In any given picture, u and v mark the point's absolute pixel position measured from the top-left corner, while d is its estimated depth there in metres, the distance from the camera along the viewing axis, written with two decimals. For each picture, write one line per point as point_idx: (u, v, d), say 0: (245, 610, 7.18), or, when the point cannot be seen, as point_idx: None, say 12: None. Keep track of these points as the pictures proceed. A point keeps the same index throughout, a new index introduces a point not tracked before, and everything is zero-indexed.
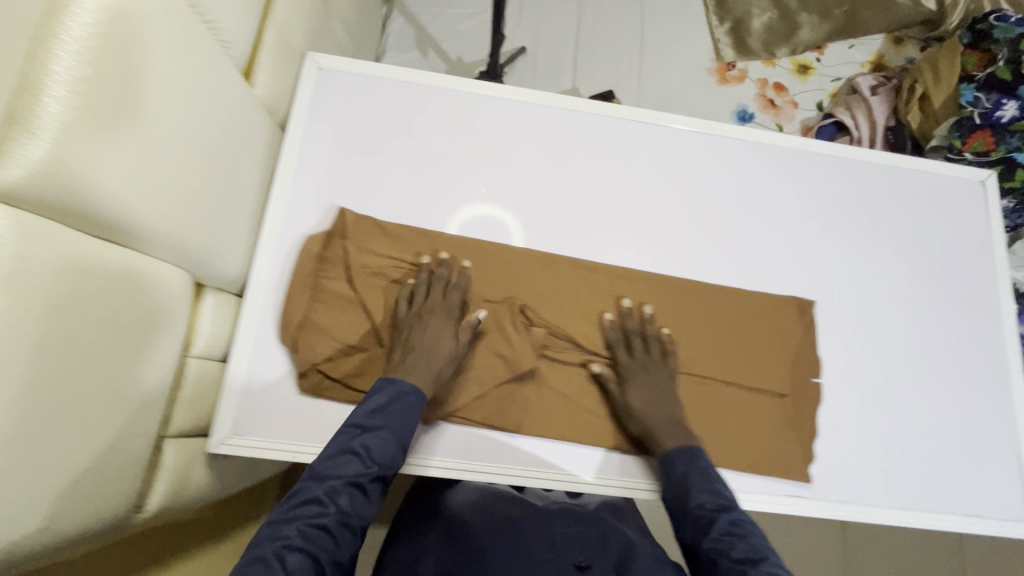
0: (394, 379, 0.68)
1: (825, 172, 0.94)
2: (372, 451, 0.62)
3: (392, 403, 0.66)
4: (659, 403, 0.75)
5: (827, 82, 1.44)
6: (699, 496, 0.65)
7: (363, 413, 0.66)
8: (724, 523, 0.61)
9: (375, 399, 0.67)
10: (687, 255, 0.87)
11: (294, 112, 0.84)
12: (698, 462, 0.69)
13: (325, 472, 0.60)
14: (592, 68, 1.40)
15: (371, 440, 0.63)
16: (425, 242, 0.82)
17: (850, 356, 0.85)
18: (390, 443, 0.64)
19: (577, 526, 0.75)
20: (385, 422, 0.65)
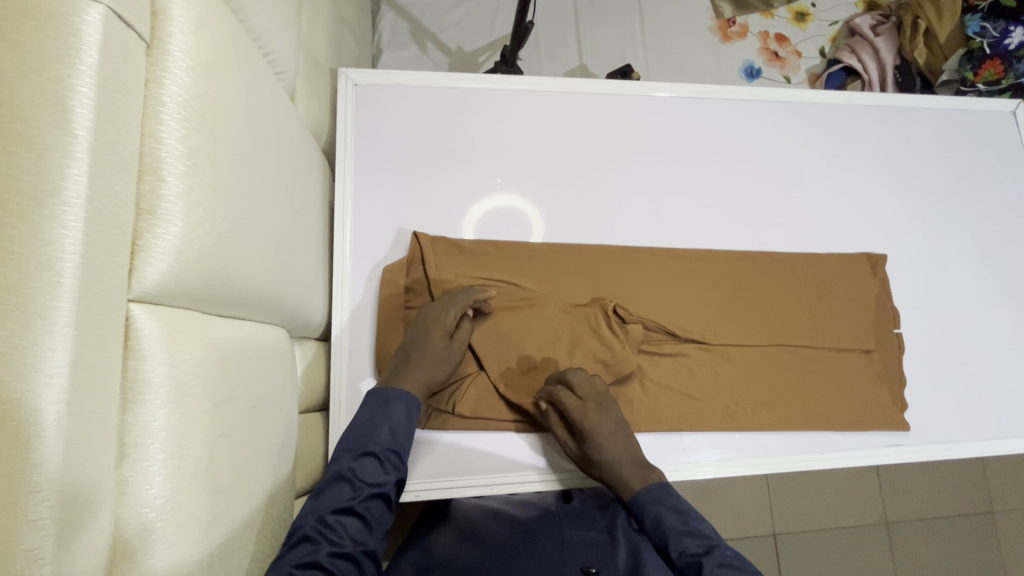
0: (380, 390, 0.69)
1: (870, 124, 0.94)
2: (360, 474, 0.63)
3: (378, 420, 0.67)
4: None
5: (826, 28, 1.44)
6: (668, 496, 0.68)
7: (349, 437, 0.66)
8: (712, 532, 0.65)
9: (359, 419, 0.67)
10: (756, 227, 0.87)
11: (340, 137, 0.78)
12: (668, 501, 0.67)
13: (319, 505, 0.61)
14: (596, 42, 1.36)
15: (361, 463, 0.64)
16: (505, 256, 0.80)
17: (923, 302, 0.88)
18: (376, 463, 0.64)
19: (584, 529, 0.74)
20: (369, 441, 0.65)
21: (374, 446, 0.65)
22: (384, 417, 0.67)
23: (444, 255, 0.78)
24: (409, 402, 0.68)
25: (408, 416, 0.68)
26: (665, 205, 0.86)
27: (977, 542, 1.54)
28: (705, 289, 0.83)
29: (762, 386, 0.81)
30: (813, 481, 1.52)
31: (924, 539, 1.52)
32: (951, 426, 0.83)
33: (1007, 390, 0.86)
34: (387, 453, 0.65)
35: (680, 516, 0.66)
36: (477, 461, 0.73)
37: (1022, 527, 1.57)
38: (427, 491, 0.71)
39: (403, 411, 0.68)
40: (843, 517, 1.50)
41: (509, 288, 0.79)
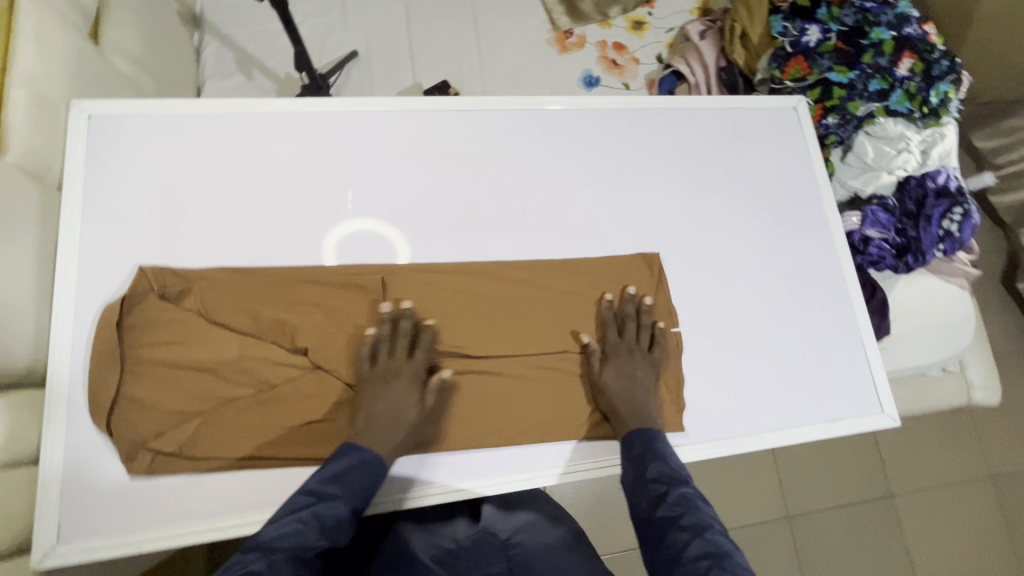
0: (354, 448, 0.64)
1: (654, 125, 0.94)
2: (326, 523, 0.57)
3: (352, 475, 0.62)
4: (635, 387, 0.77)
5: (662, 35, 1.49)
6: (657, 470, 0.65)
7: (318, 480, 0.60)
8: (692, 510, 0.59)
9: (330, 466, 0.62)
10: (531, 233, 0.85)
11: (68, 172, 0.75)
12: (669, 461, 0.66)
13: (273, 541, 0.53)
14: (430, 59, 1.36)
15: (324, 511, 0.57)
16: (252, 285, 0.75)
17: (703, 297, 0.88)
18: (341, 519, 0.58)
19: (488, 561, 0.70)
20: (341, 495, 0.60)
21: (348, 500, 0.60)
22: (356, 475, 0.62)
23: (180, 285, 0.73)
24: (379, 467, 0.64)
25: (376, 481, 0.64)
26: (433, 218, 0.83)
27: (875, 527, 1.51)
28: (475, 303, 0.81)
29: (528, 400, 0.79)
30: (706, 472, 1.45)
31: (825, 531, 1.50)
32: (734, 420, 0.83)
33: (791, 378, 0.87)
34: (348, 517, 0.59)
35: (669, 483, 0.63)
36: (221, 501, 0.69)
37: (920, 509, 1.55)
38: (148, 544, 0.66)
39: (370, 473, 0.63)
40: (744, 516, 1.47)
41: (279, 331, 0.74)
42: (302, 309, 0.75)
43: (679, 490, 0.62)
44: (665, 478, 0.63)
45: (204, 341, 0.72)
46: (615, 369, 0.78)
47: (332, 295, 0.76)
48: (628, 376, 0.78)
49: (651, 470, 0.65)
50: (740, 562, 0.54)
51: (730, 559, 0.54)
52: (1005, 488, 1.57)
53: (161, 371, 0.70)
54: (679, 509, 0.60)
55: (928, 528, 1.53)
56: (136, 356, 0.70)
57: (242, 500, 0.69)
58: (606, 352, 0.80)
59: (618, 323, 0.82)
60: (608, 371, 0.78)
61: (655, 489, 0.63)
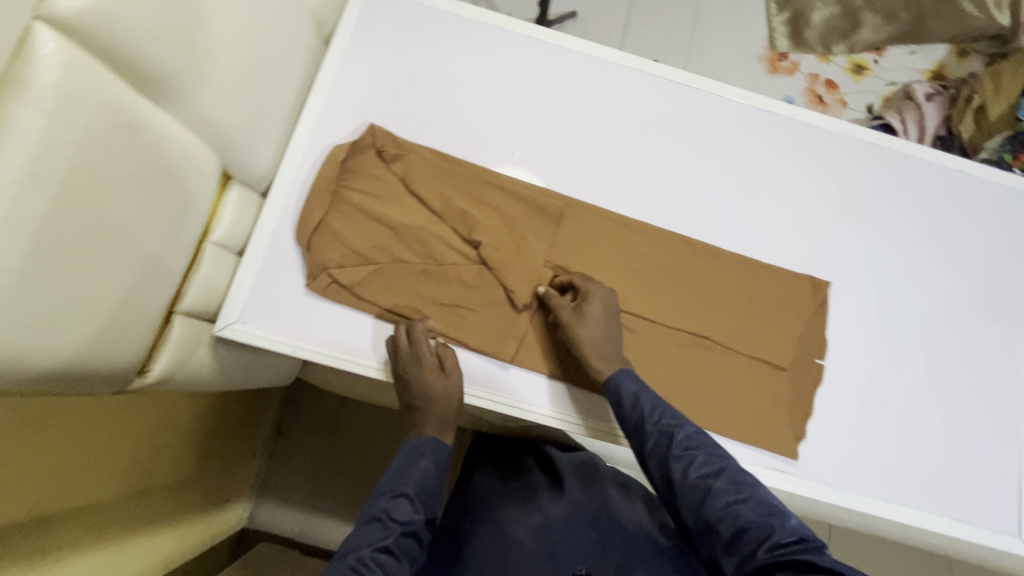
0: (409, 441, 0.76)
1: (865, 160, 0.90)
2: (392, 512, 0.68)
3: (409, 467, 0.73)
4: (605, 333, 0.74)
5: (881, 86, 1.41)
6: (657, 425, 0.69)
7: (384, 481, 0.72)
8: (684, 440, 0.67)
9: (393, 464, 0.74)
10: (705, 219, 0.86)
11: (340, 29, 0.85)
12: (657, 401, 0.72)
13: (354, 546, 0.65)
14: (640, 42, 1.39)
15: (394, 503, 0.69)
16: (451, 172, 0.82)
17: (858, 343, 0.84)
18: (408, 503, 0.69)
19: (581, 533, 0.80)
20: (402, 484, 0.71)
21: (406, 488, 0.70)
22: (413, 464, 0.73)
23: (397, 151, 0.81)
24: (434, 447, 0.75)
25: (437, 461, 0.75)
26: (620, 175, 0.86)
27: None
28: (635, 262, 0.82)
29: (654, 369, 0.80)
30: None
31: None
32: (843, 473, 0.79)
33: (916, 461, 0.82)
34: (418, 494, 0.71)
35: (688, 437, 0.67)
36: (355, 336, 0.77)
37: None
38: (302, 352, 0.75)
39: (429, 458, 0.74)
40: None
41: (461, 218, 0.80)
42: (494, 219, 0.81)
43: (686, 433, 0.68)
44: (635, 409, 0.71)
45: (400, 204, 0.80)
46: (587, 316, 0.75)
47: (517, 206, 0.81)
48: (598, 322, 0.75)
49: (631, 405, 0.71)
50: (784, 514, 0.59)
51: (776, 512, 0.59)
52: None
53: (359, 215, 0.78)
54: (678, 440, 0.67)
55: None
56: (343, 195, 0.78)
57: (369, 341, 0.77)
58: (585, 297, 0.77)
59: (770, 332, 0.82)
60: (583, 317, 0.75)
61: (662, 441, 0.68)
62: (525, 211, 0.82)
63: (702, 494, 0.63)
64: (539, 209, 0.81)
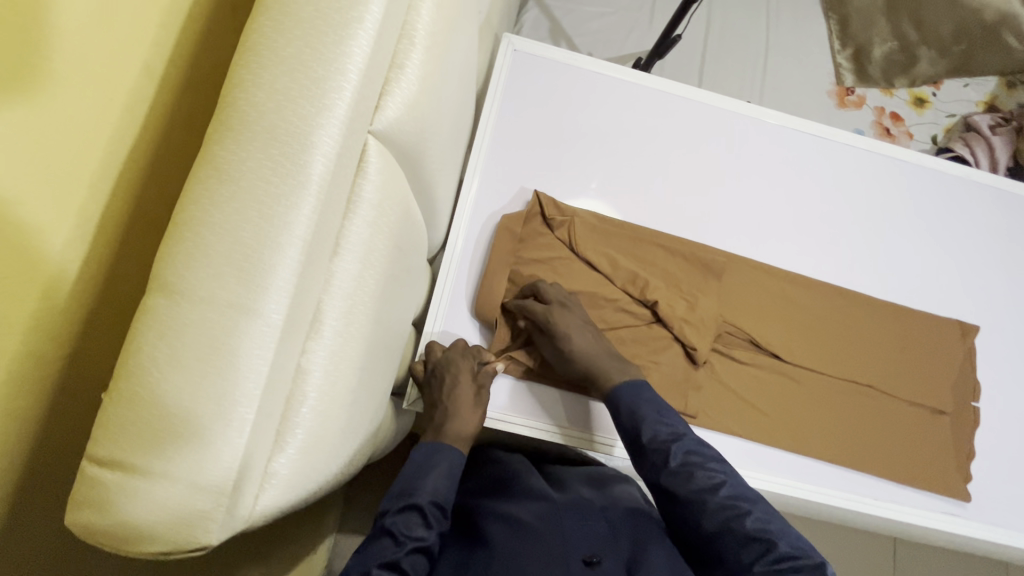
0: (426, 444, 0.68)
1: (987, 205, 0.93)
2: (402, 528, 0.59)
3: (424, 471, 0.65)
4: (584, 345, 0.72)
5: (941, 118, 1.47)
6: (651, 432, 0.66)
7: (390, 495, 0.64)
8: (682, 454, 0.64)
9: (410, 466, 0.67)
10: (854, 269, 0.88)
11: (492, 90, 0.85)
12: (643, 394, 0.69)
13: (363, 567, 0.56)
14: (715, 79, 1.43)
15: (408, 518, 0.61)
16: (615, 232, 0.83)
17: (1003, 382, 0.87)
18: (420, 517, 0.61)
19: (590, 521, 0.72)
20: (416, 493, 0.63)
21: (417, 498, 0.62)
22: (428, 470, 0.65)
23: (561, 217, 0.81)
24: (454, 455, 0.68)
25: (453, 470, 0.66)
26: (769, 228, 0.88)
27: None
28: (797, 313, 0.84)
29: (824, 416, 0.81)
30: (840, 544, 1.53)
31: None
32: (1008, 511, 0.82)
33: None
34: (433, 508, 0.62)
35: (700, 453, 0.65)
36: (510, 400, 0.77)
37: None
38: None
39: (446, 464, 0.66)
40: None
41: (632, 279, 0.80)
42: (661, 278, 0.82)
43: (681, 451, 0.65)
44: (681, 457, 0.64)
45: (570, 268, 0.80)
46: (563, 329, 0.72)
47: (683, 265, 0.83)
48: (575, 335, 0.72)
49: (627, 416, 0.68)
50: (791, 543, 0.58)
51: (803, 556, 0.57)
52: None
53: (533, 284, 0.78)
54: (719, 498, 0.61)
55: None
56: (520, 263, 0.79)
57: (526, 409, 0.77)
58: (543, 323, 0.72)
59: (927, 381, 0.84)
60: (566, 343, 0.72)
61: (656, 456, 0.65)
62: (690, 268, 0.83)
63: (701, 509, 0.61)
64: (705, 265, 0.83)
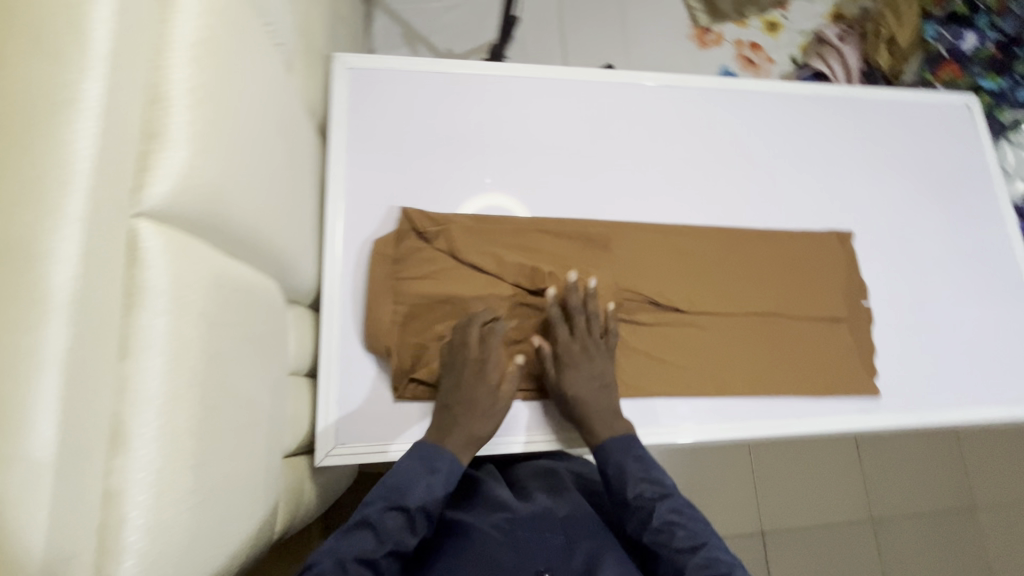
0: (422, 444, 0.68)
1: (840, 111, 0.97)
2: (348, 548, 0.57)
3: (400, 484, 0.64)
4: (593, 389, 0.74)
5: (796, 36, 1.53)
6: (638, 489, 0.69)
7: (364, 501, 0.63)
8: (665, 514, 0.67)
9: (389, 471, 0.66)
10: (733, 205, 0.90)
11: (333, 115, 0.82)
12: (634, 451, 0.72)
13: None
14: (578, 47, 1.43)
15: (363, 534, 0.59)
16: (495, 228, 0.81)
17: (890, 276, 0.91)
18: (372, 535, 0.59)
19: (547, 532, 0.69)
20: (377, 509, 0.61)
21: (374, 514, 0.61)
22: (410, 480, 0.64)
23: (435, 227, 0.79)
24: (451, 470, 0.66)
25: (449, 483, 0.66)
26: (644, 185, 0.88)
27: (857, 542, 1.80)
28: (689, 261, 0.85)
29: (736, 355, 0.83)
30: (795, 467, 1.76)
31: (904, 532, 1.83)
32: (916, 395, 0.87)
33: (973, 365, 0.90)
34: (390, 527, 0.60)
35: (680, 513, 0.67)
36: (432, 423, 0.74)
37: (996, 524, 1.88)
38: (389, 452, 0.72)
39: (426, 483, 0.64)
40: (827, 516, 1.81)
41: (521, 272, 0.79)
42: (550, 263, 0.81)
43: (664, 509, 0.67)
44: (660, 519, 0.66)
45: (459, 277, 0.78)
46: (578, 368, 0.74)
47: (569, 244, 0.82)
48: (587, 379, 0.74)
49: (615, 477, 0.71)
50: None
51: None
52: (1001, 516, 1.88)
53: (423, 304, 0.76)
54: (695, 557, 0.63)
55: (1004, 538, 1.87)
56: (403, 284, 0.76)
57: None
58: (558, 355, 0.75)
59: (823, 294, 0.88)
60: (569, 379, 0.74)
61: (641, 512, 0.68)
62: (578, 245, 0.83)
63: (676, 572, 0.63)
64: (590, 239, 0.82)
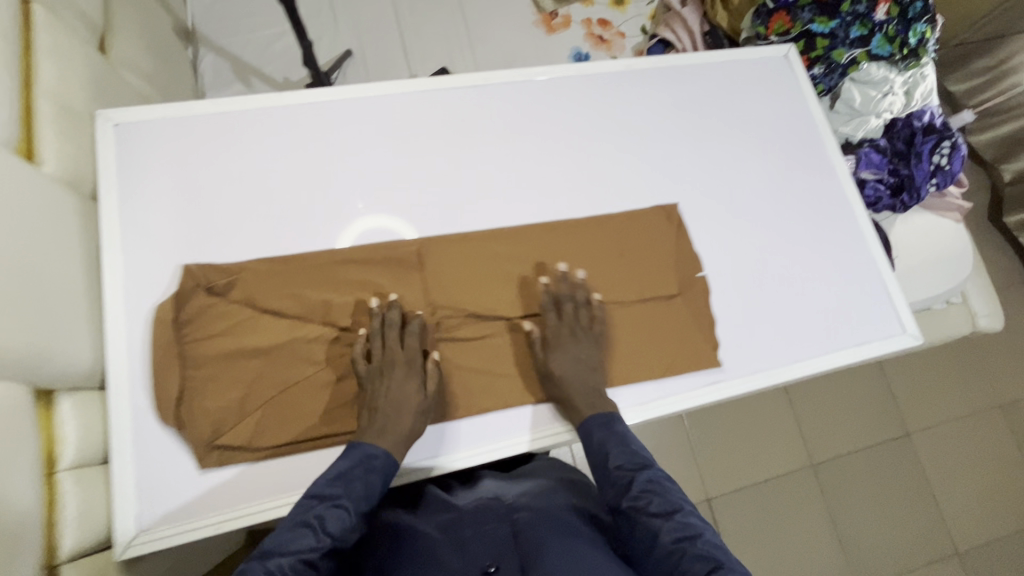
0: (363, 446, 0.64)
1: (656, 83, 0.99)
2: (327, 524, 0.57)
3: (351, 477, 0.61)
4: (581, 369, 0.76)
5: (643, 7, 1.53)
6: (621, 458, 0.67)
7: (322, 481, 0.61)
8: (644, 483, 0.64)
9: (339, 464, 0.63)
10: (553, 198, 0.88)
11: (102, 178, 0.76)
12: (615, 426, 0.71)
13: (274, 549, 0.54)
14: (421, 52, 1.39)
15: (330, 514, 0.58)
16: (295, 268, 0.77)
17: (723, 241, 0.91)
18: (342, 513, 0.58)
19: (490, 525, 0.65)
20: (343, 494, 0.59)
21: (342, 504, 0.59)
22: (357, 474, 0.62)
23: (226, 279, 0.75)
24: (388, 463, 0.64)
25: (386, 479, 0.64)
26: (457, 193, 0.85)
27: (801, 491, 1.81)
28: (510, 264, 0.83)
29: None
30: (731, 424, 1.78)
31: (844, 471, 1.85)
32: (761, 354, 0.87)
33: (812, 315, 0.90)
34: (341, 518, 0.58)
35: (655, 487, 0.64)
36: (247, 488, 0.69)
37: (932, 445, 1.91)
38: (199, 530, 0.66)
39: (371, 480, 0.62)
40: (768, 471, 1.81)
41: (326, 310, 0.75)
42: (357, 294, 0.77)
43: (645, 476, 0.65)
44: (644, 483, 0.64)
45: (257, 326, 0.73)
46: (573, 344, 0.77)
47: (377, 271, 0.79)
48: (575, 360, 0.76)
49: (596, 448, 0.69)
50: (729, 566, 0.56)
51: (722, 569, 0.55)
52: (935, 437, 1.92)
53: (218, 363, 0.71)
54: (675, 527, 0.60)
55: (939, 457, 1.90)
56: (194, 347, 0.71)
57: (268, 478, 0.69)
58: (549, 337, 0.78)
59: (653, 273, 0.86)
60: (554, 360, 0.76)
61: (624, 482, 0.65)
62: (387, 269, 0.79)
63: (659, 547, 0.59)
64: (400, 262, 0.79)
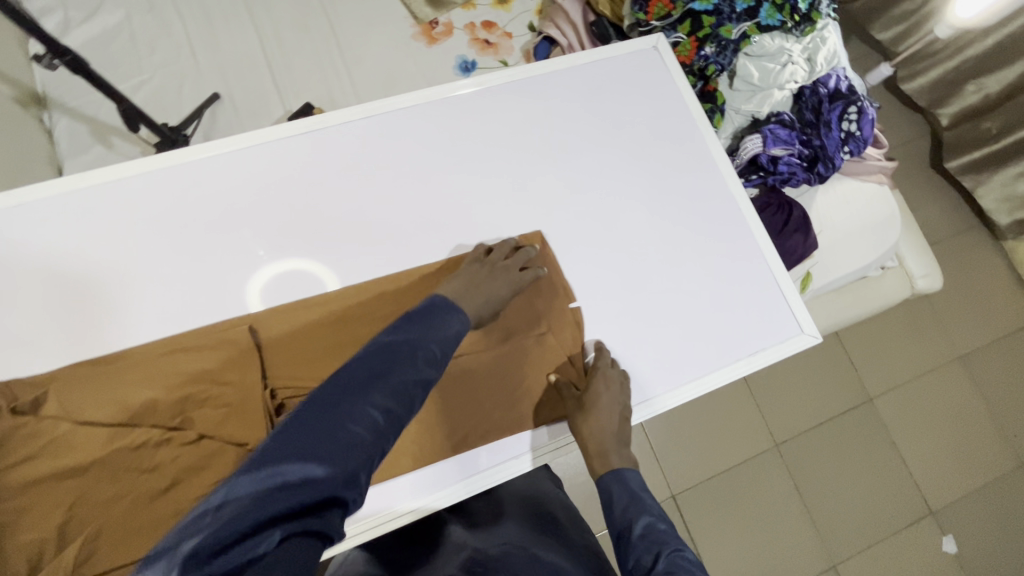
0: (443, 298, 0.67)
1: (511, 100, 0.92)
2: (405, 370, 0.56)
3: (426, 327, 0.62)
4: (604, 424, 0.77)
5: (528, 2, 1.45)
6: (625, 501, 0.69)
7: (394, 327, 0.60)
8: (644, 523, 0.64)
9: (414, 313, 0.63)
10: (406, 246, 0.83)
11: None
12: (625, 476, 0.73)
13: (358, 384, 0.53)
14: (294, 84, 1.30)
15: (406, 362, 0.57)
16: (116, 370, 0.71)
17: (597, 264, 0.86)
18: (414, 364, 0.57)
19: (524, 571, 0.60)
20: (415, 341, 0.59)
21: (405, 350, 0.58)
22: (438, 326, 0.63)
23: (38, 393, 0.69)
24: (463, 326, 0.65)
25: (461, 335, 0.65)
26: (299, 257, 0.79)
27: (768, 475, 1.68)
28: (361, 328, 0.78)
29: (436, 412, 0.78)
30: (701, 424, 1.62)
31: (812, 448, 1.73)
32: (647, 380, 0.83)
33: (699, 328, 0.86)
34: (414, 369, 0.57)
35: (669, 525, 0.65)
36: None
37: (904, 408, 1.80)
38: None
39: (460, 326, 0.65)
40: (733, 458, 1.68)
41: (155, 411, 0.70)
42: (189, 387, 0.72)
43: (643, 517, 0.65)
44: (642, 527, 0.64)
45: (74, 441, 0.67)
46: (599, 404, 0.78)
47: (210, 358, 0.73)
48: (608, 413, 0.78)
49: (604, 493, 0.72)
50: None
51: None
52: (906, 398, 1.81)
53: (33, 488, 0.65)
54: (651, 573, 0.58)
55: (911, 423, 1.79)
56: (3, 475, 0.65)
57: None
58: (593, 379, 0.79)
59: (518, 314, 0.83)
60: (593, 406, 0.77)
61: (625, 525, 0.66)
62: (221, 355, 0.74)
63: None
64: (239, 344, 0.74)
